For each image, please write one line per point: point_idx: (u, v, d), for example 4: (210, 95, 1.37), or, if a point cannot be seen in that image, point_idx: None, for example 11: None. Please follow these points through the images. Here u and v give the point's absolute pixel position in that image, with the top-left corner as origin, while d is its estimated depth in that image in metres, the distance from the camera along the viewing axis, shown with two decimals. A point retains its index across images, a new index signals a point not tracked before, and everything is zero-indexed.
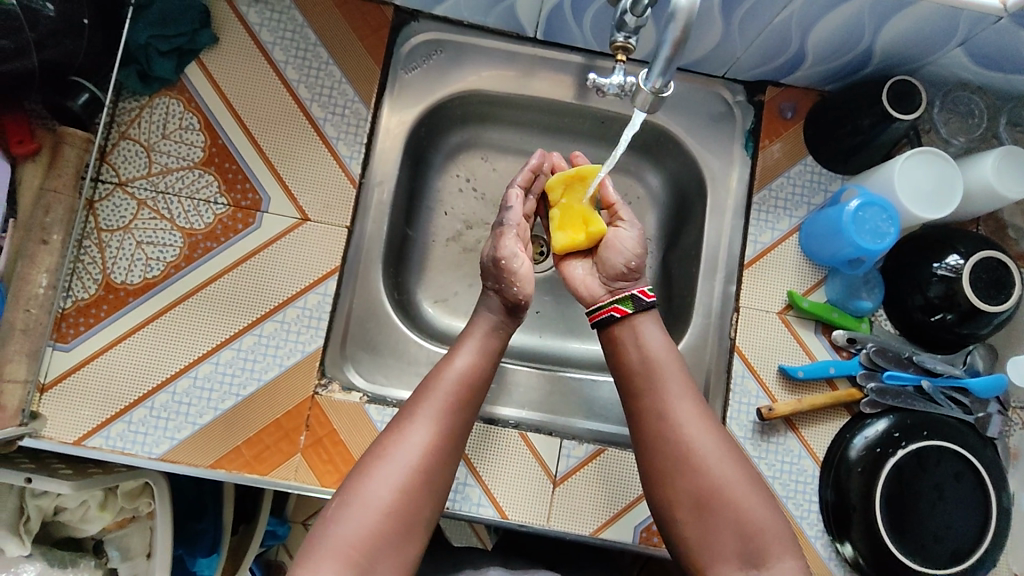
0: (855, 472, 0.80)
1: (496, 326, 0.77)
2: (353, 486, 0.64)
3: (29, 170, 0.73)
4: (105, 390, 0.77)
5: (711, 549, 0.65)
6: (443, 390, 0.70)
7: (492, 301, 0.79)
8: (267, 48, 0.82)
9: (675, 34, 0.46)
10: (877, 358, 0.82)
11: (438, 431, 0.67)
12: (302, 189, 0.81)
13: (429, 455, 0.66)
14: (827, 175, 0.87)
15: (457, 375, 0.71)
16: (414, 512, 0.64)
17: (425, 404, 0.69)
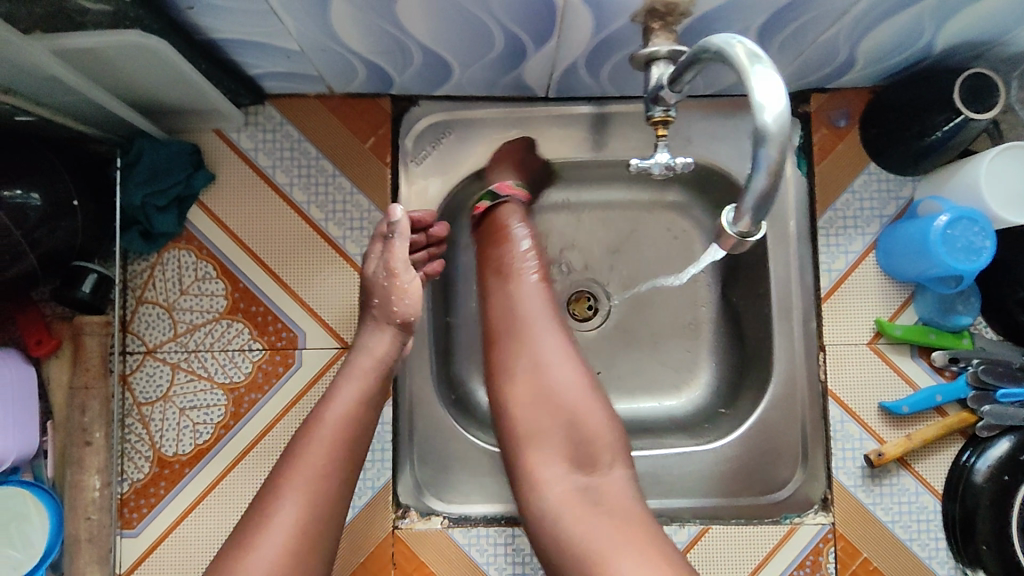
0: (983, 506, 0.72)
1: (377, 368, 0.67)
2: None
3: (54, 366, 0.72)
4: (183, 569, 0.73)
5: None
6: (318, 447, 0.61)
7: (377, 331, 0.68)
8: (267, 173, 0.76)
9: (769, 161, 0.38)
10: (986, 376, 0.74)
11: (309, 505, 0.58)
12: (336, 317, 0.76)
13: (300, 541, 0.57)
14: (895, 180, 0.79)
15: (332, 428, 0.62)
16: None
17: (295, 476, 0.59)
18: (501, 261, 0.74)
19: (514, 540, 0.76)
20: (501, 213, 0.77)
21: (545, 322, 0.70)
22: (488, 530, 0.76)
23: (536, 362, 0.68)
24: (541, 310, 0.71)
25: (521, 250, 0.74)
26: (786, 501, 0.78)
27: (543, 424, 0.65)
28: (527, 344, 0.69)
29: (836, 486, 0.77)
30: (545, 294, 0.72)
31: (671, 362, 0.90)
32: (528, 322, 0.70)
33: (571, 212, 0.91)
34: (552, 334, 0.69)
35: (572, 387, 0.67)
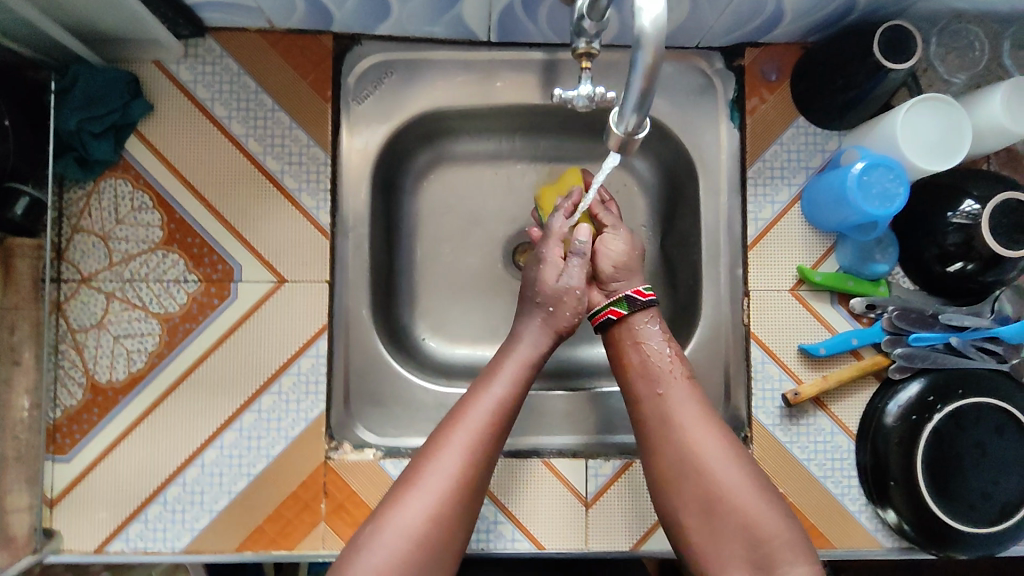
0: (892, 443, 0.76)
1: (534, 359, 0.72)
2: (386, 514, 0.62)
3: None
4: (115, 493, 0.74)
5: (720, 555, 0.61)
6: (481, 414, 0.67)
7: (535, 322, 0.73)
8: (206, 105, 0.76)
9: (646, 62, 0.44)
10: (899, 321, 0.78)
11: (471, 457, 0.65)
12: (273, 251, 0.77)
13: (462, 486, 0.64)
14: (822, 135, 0.81)
15: (491, 403, 0.68)
16: (438, 548, 0.61)
17: (458, 429, 0.66)
18: (637, 374, 0.71)
19: None
20: (635, 322, 0.72)
21: (688, 395, 0.68)
22: None
23: (691, 453, 0.65)
24: (681, 394, 0.68)
25: (650, 358, 0.70)
26: None
27: (683, 490, 0.64)
28: (672, 434, 0.66)
29: (756, 424, 0.80)
30: (682, 374, 0.70)
31: None
32: (658, 405, 0.68)
33: (515, 162, 0.93)
34: (690, 406, 0.68)
35: (707, 434, 0.66)
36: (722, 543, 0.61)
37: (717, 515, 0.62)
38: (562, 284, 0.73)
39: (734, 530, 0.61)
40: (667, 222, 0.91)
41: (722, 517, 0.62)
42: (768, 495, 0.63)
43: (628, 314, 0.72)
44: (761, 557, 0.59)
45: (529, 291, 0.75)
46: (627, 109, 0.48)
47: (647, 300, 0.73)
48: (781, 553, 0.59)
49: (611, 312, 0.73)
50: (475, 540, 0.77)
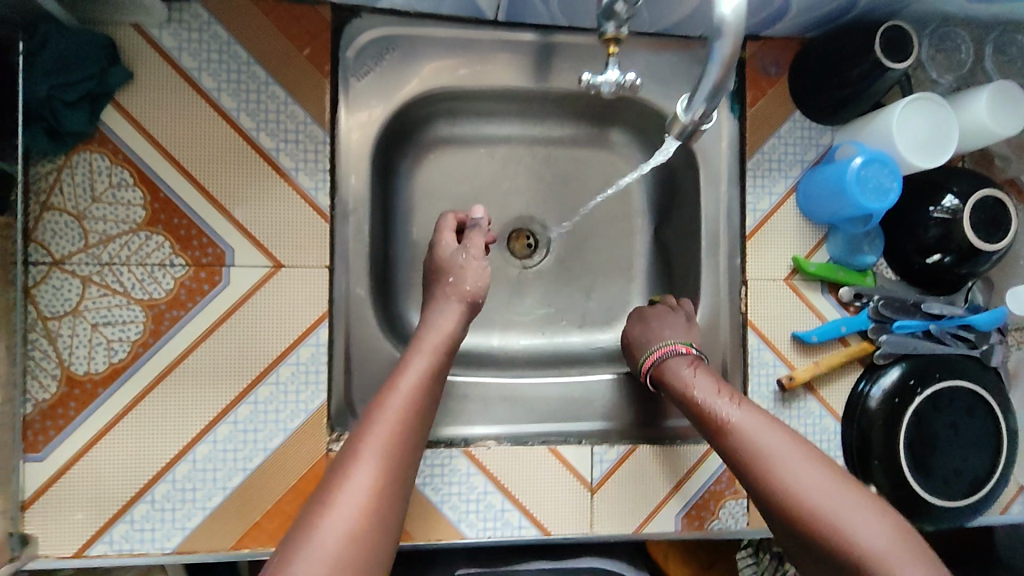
0: (877, 424, 0.80)
1: (441, 344, 0.70)
2: (299, 539, 0.54)
3: None
4: (94, 493, 0.69)
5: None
6: (390, 416, 0.63)
7: (444, 310, 0.73)
8: (193, 76, 0.71)
9: (723, 58, 0.49)
10: (885, 310, 0.82)
11: (384, 464, 0.60)
12: (268, 234, 0.72)
13: (380, 493, 0.58)
14: (816, 129, 0.83)
15: (400, 406, 0.64)
16: (368, 561, 0.55)
17: (373, 433, 0.61)
18: (704, 417, 0.69)
19: (451, 461, 0.77)
20: (675, 370, 0.74)
21: (769, 435, 0.64)
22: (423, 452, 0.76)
23: (775, 492, 0.61)
24: (763, 437, 0.64)
25: (706, 402, 0.69)
26: None
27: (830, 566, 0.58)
28: (751, 468, 0.63)
29: None
30: (764, 420, 0.66)
31: (605, 301, 0.93)
32: (747, 454, 0.64)
33: (512, 145, 0.91)
34: (833, 486, 0.60)
35: (804, 480, 0.61)
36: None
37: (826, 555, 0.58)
38: (456, 258, 0.76)
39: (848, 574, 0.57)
40: (664, 211, 0.92)
41: None
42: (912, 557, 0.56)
43: (660, 362, 0.75)
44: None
45: (432, 273, 0.78)
46: (695, 104, 0.55)
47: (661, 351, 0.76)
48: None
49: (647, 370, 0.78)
50: (482, 528, 0.76)
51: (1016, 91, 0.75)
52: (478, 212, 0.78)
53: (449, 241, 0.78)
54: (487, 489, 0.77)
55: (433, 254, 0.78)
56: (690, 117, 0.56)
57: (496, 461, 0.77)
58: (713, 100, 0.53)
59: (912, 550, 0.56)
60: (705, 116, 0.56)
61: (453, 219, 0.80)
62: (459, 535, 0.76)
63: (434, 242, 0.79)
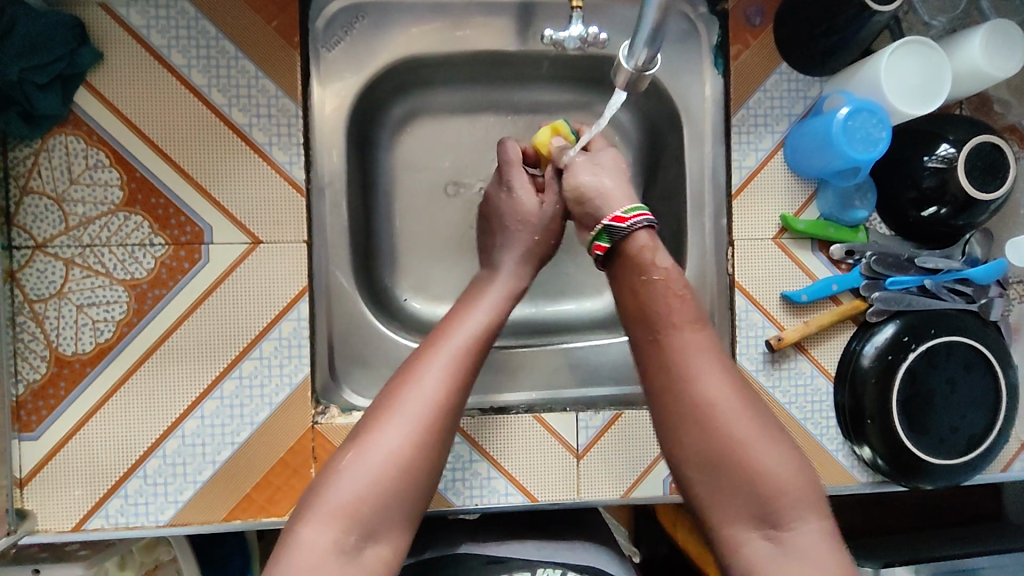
0: (870, 383, 0.79)
1: (511, 290, 0.73)
2: (367, 435, 0.57)
3: None
4: (89, 470, 0.71)
5: (727, 513, 0.56)
6: (460, 340, 0.64)
7: (512, 254, 0.76)
8: (162, 54, 0.70)
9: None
10: (877, 266, 0.80)
11: (453, 379, 0.61)
12: (244, 210, 0.72)
13: (448, 404, 0.60)
14: (804, 81, 0.80)
15: (475, 331, 0.65)
16: (426, 472, 0.58)
17: (436, 352, 0.63)
18: (642, 314, 0.63)
19: None
20: (631, 252, 0.66)
21: (704, 353, 0.60)
22: None
23: (698, 404, 0.58)
24: (699, 356, 0.60)
25: (646, 297, 0.63)
26: None
27: (724, 489, 0.56)
28: (677, 381, 0.59)
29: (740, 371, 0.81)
30: (706, 333, 0.62)
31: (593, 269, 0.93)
32: (683, 363, 0.60)
33: (493, 113, 0.90)
34: (744, 412, 0.58)
35: (733, 402, 0.58)
36: (727, 500, 0.56)
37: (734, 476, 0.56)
38: (539, 207, 0.78)
39: (744, 498, 0.56)
40: (650, 174, 0.90)
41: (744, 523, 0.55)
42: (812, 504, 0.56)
43: (612, 246, 0.68)
44: (768, 513, 0.55)
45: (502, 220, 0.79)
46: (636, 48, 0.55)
47: (630, 225, 0.67)
48: (790, 512, 0.55)
49: (597, 248, 0.69)
50: (470, 496, 0.77)
51: (1012, 29, 0.72)
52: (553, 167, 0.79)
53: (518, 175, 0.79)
54: (473, 457, 0.77)
55: (509, 188, 0.79)
56: (633, 64, 0.57)
57: (480, 429, 0.77)
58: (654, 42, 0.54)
59: (815, 494, 0.56)
60: (648, 63, 0.57)
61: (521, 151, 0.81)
62: (447, 504, 0.77)
63: (508, 177, 0.79)
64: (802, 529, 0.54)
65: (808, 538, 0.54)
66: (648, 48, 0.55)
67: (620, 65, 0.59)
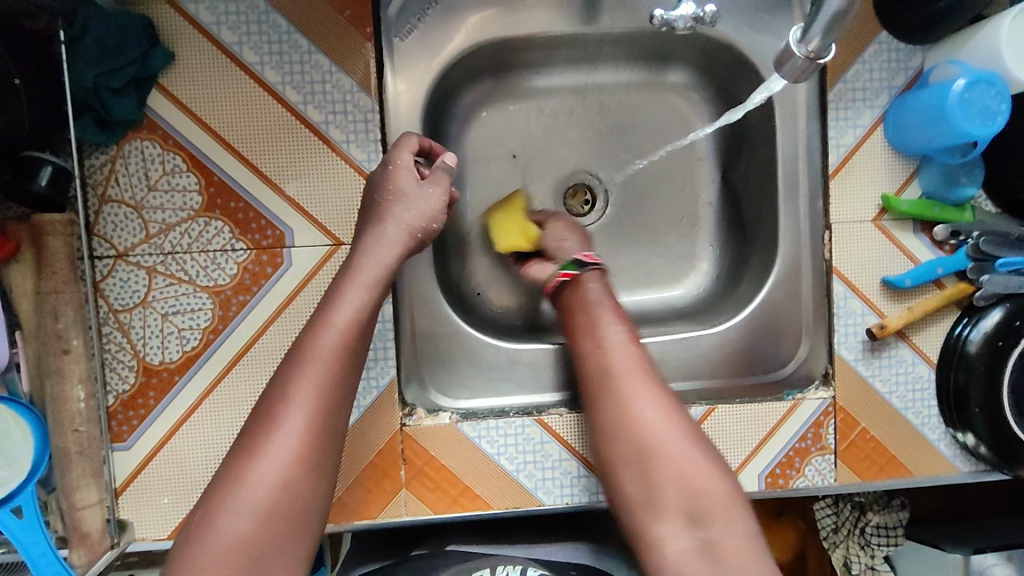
0: (977, 371, 0.74)
1: (380, 279, 0.64)
2: (224, 490, 0.53)
3: (57, 238, 0.64)
4: (183, 478, 0.71)
5: (654, 509, 0.59)
6: (324, 352, 0.58)
7: (386, 237, 0.65)
8: (234, 51, 0.68)
9: None
10: (986, 247, 0.75)
11: (318, 406, 0.57)
12: (325, 211, 0.70)
13: (313, 438, 0.56)
14: (905, 51, 0.75)
15: (337, 336, 0.59)
16: (302, 514, 0.54)
17: (306, 370, 0.57)
18: (582, 329, 0.69)
19: (524, 430, 0.75)
20: (582, 286, 0.72)
21: (638, 377, 0.64)
22: (497, 422, 0.75)
23: (636, 425, 0.62)
24: (632, 373, 0.64)
25: (592, 322, 0.69)
26: (787, 377, 0.81)
27: (653, 494, 0.59)
28: (613, 396, 0.64)
29: (837, 361, 0.78)
30: (634, 350, 0.67)
31: (671, 257, 0.89)
32: (622, 386, 0.64)
33: (564, 96, 0.86)
34: (666, 417, 0.62)
35: (665, 416, 0.62)
36: (657, 499, 0.59)
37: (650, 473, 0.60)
38: (416, 189, 0.68)
39: (672, 492, 0.58)
40: (731, 154, 0.86)
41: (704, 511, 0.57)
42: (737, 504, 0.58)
43: (581, 274, 0.73)
44: (696, 511, 0.57)
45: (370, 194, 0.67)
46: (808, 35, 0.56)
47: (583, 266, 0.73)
48: (716, 508, 0.57)
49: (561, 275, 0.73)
50: (560, 495, 0.75)
51: None
52: (449, 157, 0.71)
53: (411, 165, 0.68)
54: (562, 456, 0.75)
55: (385, 172, 0.67)
56: (804, 50, 0.57)
57: (569, 427, 0.75)
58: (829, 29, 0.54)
59: (735, 495, 0.59)
60: (822, 50, 0.57)
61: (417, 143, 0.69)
62: (537, 503, 0.75)
63: (394, 161, 0.67)
64: (727, 530, 0.56)
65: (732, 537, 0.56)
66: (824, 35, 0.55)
67: (791, 47, 0.59)
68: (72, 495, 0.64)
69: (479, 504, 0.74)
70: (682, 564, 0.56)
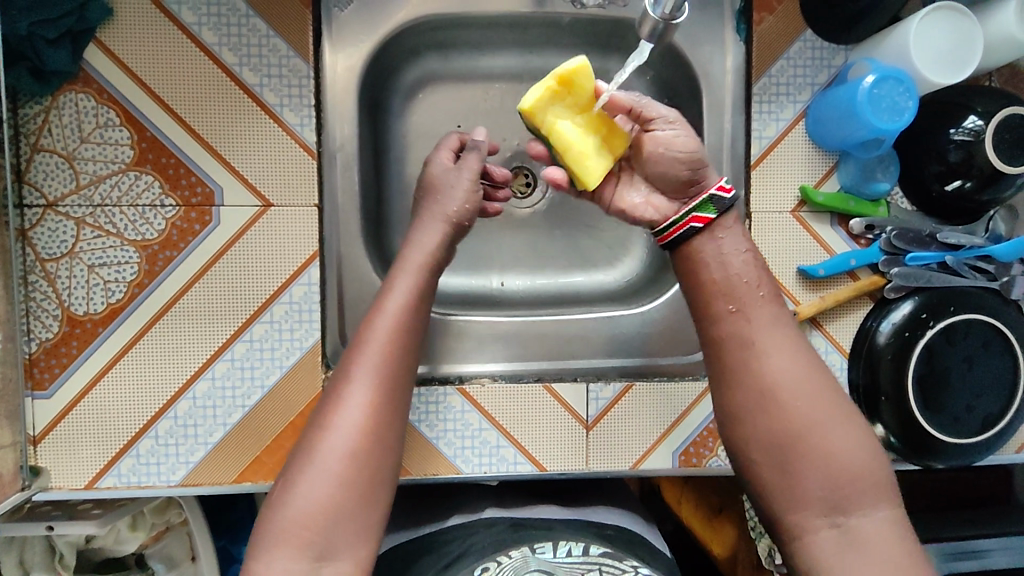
0: (885, 360, 0.77)
1: (429, 260, 0.67)
2: (297, 466, 0.57)
3: None
4: (101, 429, 0.71)
5: (795, 498, 0.56)
6: (381, 333, 0.62)
7: (427, 227, 0.69)
8: (173, 10, 0.69)
9: None
10: (897, 242, 0.78)
11: (380, 381, 0.60)
12: (255, 173, 0.71)
13: (375, 411, 0.59)
14: (828, 49, 0.78)
15: (394, 317, 0.63)
16: (372, 483, 0.58)
17: (366, 352, 0.61)
18: (716, 286, 0.61)
19: (446, 399, 0.77)
20: (723, 230, 0.62)
21: (785, 341, 0.59)
22: (419, 390, 0.77)
23: (772, 400, 0.57)
24: (771, 333, 0.59)
25: (742, 272, 0.61)
26: None
27: (792, 480, 0.56)
28: (750, 359, 0.59)
29: None
30: (781, 316, 0.60)
31: (606, 240, 0.92)
32: (759, 349, 0.59)
33: (508, 78, 0.88)
34: (810, 386, 0.58)
35: (803, 388, 0.58)
36: (800, 485, 0.56)
37: (793, 460, 0.56)
38: (454, 177, 0.71)
39: (815, 477, 0.55)
40: None
41: (844, 491, 0.55)
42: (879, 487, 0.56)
43: (717, 219, 0.62)
44: (838, 498, 0.55)
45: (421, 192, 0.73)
46: None
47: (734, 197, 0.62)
48: (861, 496, 0.55)
49: (695, 220, 0.62)
50: (478, 463, 0.77)
51: None
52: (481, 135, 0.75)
53: (449, 161, 0.73)
54: (482, 426, 0.77)
55: (426, 170, 0.74)
56: (658, 13, 0.61)
57: (490, 397, 0.77)
58: None
59: (884, 481, 0.56)
60: (676, 8, 0.61)
61: (455, 139, 0.75)
62: (456, 471, 0.77)
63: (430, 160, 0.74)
64: (869, 516, 0.55)
65: (876, 528, 0.54)
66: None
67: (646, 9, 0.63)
68: None
69: None
70: (819, 552, 0.55)
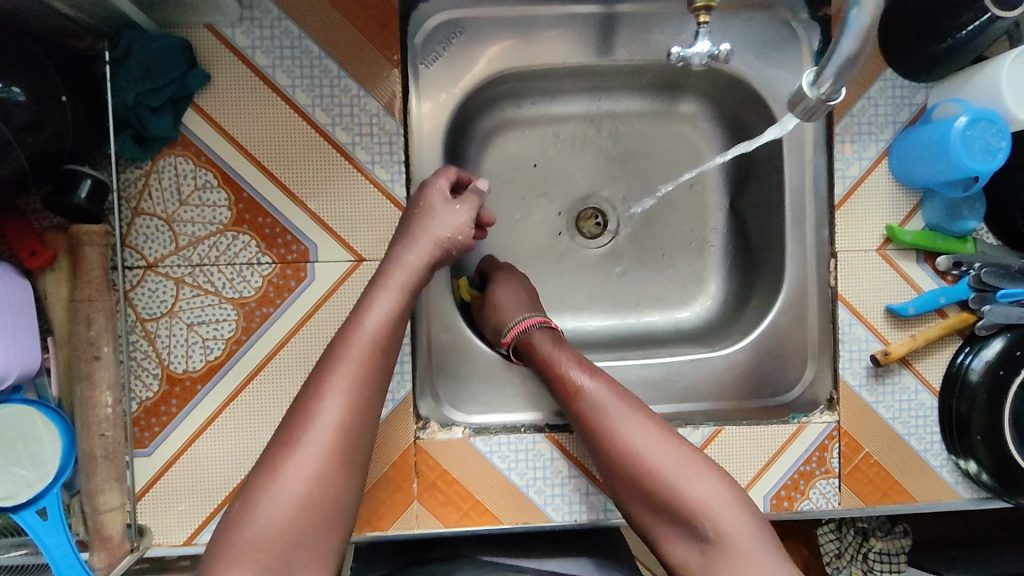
0: (979, 399, 0.75)
1: (412, 282, 0.65)
2: (263, 480, 0.55)
3: (93, 249, 0.65)
4: (200, 485, 0.72)
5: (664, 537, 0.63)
6: (357, 350, 0.60)
7: (415, 246, 0.67)
8: (267, 73, 0.71)
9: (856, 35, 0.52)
10: (988, 278, 0.76)
11: (352, 402, 0.58)
12: (349, 229, 0.73)
13: (345, 433, 0.57)
14: (910, 87, 0.78)
15: (371, 337, 0.61)
16: (333, 503, 0.56)
17: (341, 370, 0.59)
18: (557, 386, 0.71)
19: (534, 447, 0.77)
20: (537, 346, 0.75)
21: (623, 408, 0.67)
22: (509, 438, 0.77)
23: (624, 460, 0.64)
24: (609, 408, 0.67)
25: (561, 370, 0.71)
26: (794, 402, 0.83)
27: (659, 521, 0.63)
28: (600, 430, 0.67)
29: (843, 386, 0.80)
30: (613, 394, 0.68)
31: (680, 278, 0.92)
32: (602, 420, 0.67)
33: (580, 123, 0.89)
34: (651, 439, 0.64)
35: (646, 444, 0.64)
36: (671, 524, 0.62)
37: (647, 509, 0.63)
38: (446, 208, 0.69)
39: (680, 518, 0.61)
40: (739, 183, 0.89)
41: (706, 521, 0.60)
42: (736, 507, 0.60)
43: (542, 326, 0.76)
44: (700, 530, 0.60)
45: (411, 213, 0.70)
46: (821, 80, 0.58)
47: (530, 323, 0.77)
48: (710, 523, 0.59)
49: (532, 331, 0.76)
50: (568, 511, 0.76)
51: None
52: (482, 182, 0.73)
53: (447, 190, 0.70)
54: (571, 473, 0.77)
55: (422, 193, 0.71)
56: (816, 93, 0.59)
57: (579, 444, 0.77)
58: (841, 74, 0.56)
59: (734, 506, 0.60)
60: (833, 92, 0.59)
61: (454, 173, 0.73)
62: (546, 518, 0.76)
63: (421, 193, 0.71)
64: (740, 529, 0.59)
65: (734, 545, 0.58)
66: (836, 79, 0.57)
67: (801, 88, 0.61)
68: (96, 499, 0.66)
69: (487, 518, 0.75)
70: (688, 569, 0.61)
